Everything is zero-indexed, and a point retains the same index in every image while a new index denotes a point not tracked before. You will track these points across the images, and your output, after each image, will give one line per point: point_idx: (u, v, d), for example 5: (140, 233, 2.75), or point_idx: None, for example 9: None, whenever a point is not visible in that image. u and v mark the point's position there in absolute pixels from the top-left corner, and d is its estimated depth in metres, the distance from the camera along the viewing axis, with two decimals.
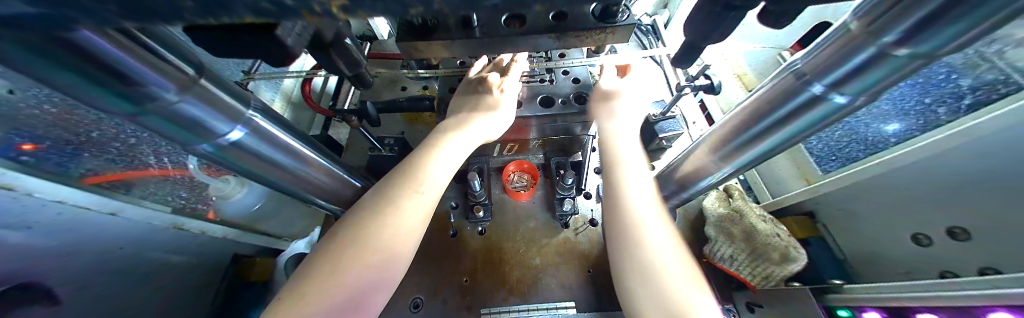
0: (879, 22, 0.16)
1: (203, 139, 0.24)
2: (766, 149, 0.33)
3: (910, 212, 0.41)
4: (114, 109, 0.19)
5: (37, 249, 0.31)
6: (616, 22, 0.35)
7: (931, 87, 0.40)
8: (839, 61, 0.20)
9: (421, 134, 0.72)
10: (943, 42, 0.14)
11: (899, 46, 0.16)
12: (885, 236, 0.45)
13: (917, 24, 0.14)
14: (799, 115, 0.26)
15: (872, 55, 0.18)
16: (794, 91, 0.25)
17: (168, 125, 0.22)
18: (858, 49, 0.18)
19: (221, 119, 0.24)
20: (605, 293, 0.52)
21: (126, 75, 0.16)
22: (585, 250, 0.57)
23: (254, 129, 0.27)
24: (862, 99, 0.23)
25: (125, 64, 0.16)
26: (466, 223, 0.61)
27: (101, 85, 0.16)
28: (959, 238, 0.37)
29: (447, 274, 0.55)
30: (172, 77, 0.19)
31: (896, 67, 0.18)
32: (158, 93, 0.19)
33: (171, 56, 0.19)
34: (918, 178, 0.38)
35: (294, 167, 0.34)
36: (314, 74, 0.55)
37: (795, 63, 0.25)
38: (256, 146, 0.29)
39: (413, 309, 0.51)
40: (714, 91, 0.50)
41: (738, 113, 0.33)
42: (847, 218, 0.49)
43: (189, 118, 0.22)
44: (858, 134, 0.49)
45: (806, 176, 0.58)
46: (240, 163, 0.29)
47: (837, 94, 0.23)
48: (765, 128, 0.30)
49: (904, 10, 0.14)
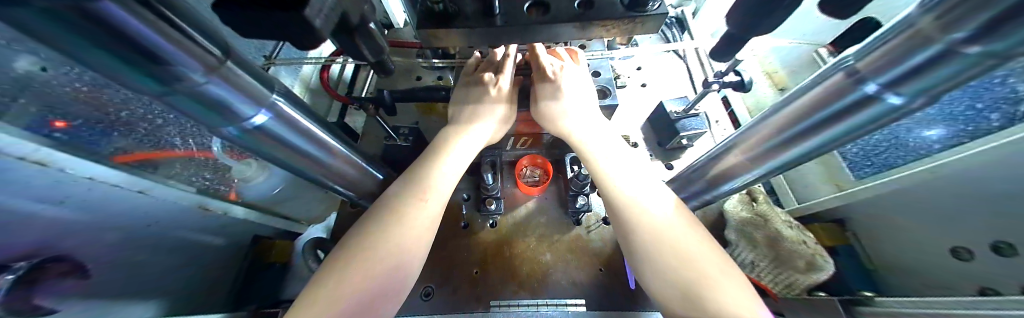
0: (947, 17, 0.14)
1: (229, 121, 0.24)
2: (812, 146, 0.30)
3: (954, 224, 0.38)
4: (145, 89, 0.19)
5: (70, 223, 0.32)
6: (646, 12, 0.33)
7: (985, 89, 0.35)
8: (897, 59, 0.18)
9: (435, 124, 0.72)
10: (1014, 44, 0.12)
11: (969, 45, 0.14)
12: (920, 248, 0.42)
13: (987, 25, 0.12)
14: (847, 115, 0.24)
15: (936, 54, 0.16)
16: (844, 89, 0.23)
17: (196, 107, 0.22)
18: (920, 47, 0.16)
19: (246, 103, 0.24)
20: (617, 292, 0.51)
21: (154, 55, 0.16)
22: (598, 248, 0.56)
23: (277, 114, 0.27)
24: (922, 100, 0.20)
25: (154, 44, 0.16)
26: (477, 216, 0.61)
27: (130, 64, 0.16)
28: (1005, 254, 0.34)
29: (459, 266, 0.56)
30: (199, 57, 0.19)
31: (962, 69, 0.16)
32: (186, 73, 0.19)
33: (199, 37, 0.19)
34: (973, 190, 0.35)
35: (317, 154, 0.34)
36: (331, 61, 0.55)
37: (847, 58, 0.23)
38: (280, 131, 0.29)
39: (424, 298, 0.52)
40: (744, 88, 0.47)
41: (778, 111, 0.31)
42: (882, 227, 0.46)
43: (216, 100, 0.22)
44: (897, 138, 0.44)
45: (836, 180, 0.54)
46: (262, 148, 0.30)
47: (892, 94, 0.20)
48: (807, 128, 0.28)
49: (968, 10, 0.13)
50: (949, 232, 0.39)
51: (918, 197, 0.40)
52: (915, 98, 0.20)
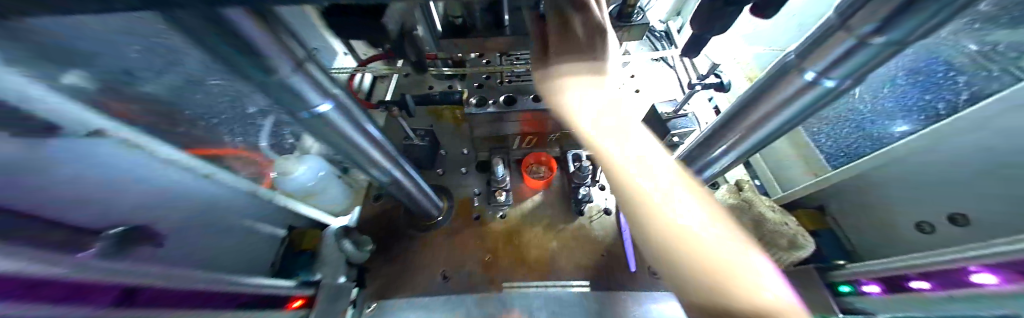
0: (856, 16, 0.19)
1: (302, 108, 0.29)
2: (778, 126, 0.34)
3: (927, 202, 0.42)
4: (250, 75, 0.24)
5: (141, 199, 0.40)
6: (631, 22, 0.40)
7: (930, 83, 0.42)
8: (824, 52, 0.24)
9: (447, 129, 0.79)
10: (905, 32, 0.18)
11: (873, 37, 0.19)
12: (891, 227, 0.47)
13: (885, 16, 0.17)
14: (796, 98, 0.29)
15: (854, 44, 0.21)
16: (794, 78, 0.28)
17: (280, 94, 0.26)
18: (842, 39, 0.21)
19: (315, 93, 0.28)
20: (618, 275, 0.56)
21: (254, 45, 0.20)
22: (599, 237, 0.61)
23: (338, 104, 0.31)
24: (848, 82, 0.25)
25: (254, 38, 0.20)
26: (487, 208, 0.66)
27: (247, 55, 0.21)
28: (959, 224, 0.39)
29: (472, 252, 0.61)
30: (285, 52, 0.23)
31: (875, 53, 0.21)
32: (277, 66, 0.23)
33: (283, 32, 0.22)
34: (954, 169, 0.38)
35: (360, 142, 0.38)
36: (358, 70, 0.63)
37: (794, 51, 0.28)
38: (337, 118, 0.32)
39: (442, 279, 0.57)
40: (724, 89, 0.54)
41: (746, 97, 0.35)
42: (859, 209, 0.51)
43: (294, 90, 0.26)
44: (864, 129, 0.51)
45: (813, 170, 0.58)
46: (322, 133, 0.34)
47: (825, 78, 0.25)
48: (772, 112, 0.33)
49: (871, 8, 0.18)
50: (919, 210, 0.43)
51: (893, 177, 0.45)
52: (844, 80, 0.25)
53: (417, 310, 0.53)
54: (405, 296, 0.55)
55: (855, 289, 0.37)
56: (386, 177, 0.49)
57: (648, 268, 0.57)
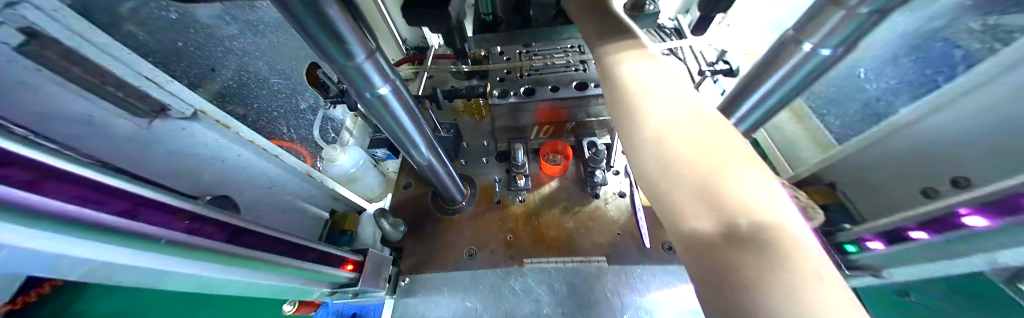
0: None
1: (368, 89, 0.34)
2: (780, 98, 0.38)
3: (922, 168, 0.51)
4: (335, 61, 0.29)
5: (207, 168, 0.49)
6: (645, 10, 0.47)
7: (931, 61, 0.47)
8: (819, 25, 0.28)
9: (468, 123, 0.86)
10: None
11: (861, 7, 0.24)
12: (900, 194, 0.54)
13: None
14: (794, 68, 0.33)
15: (844, 14, 0.26)
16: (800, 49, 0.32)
17: (355, 77, 0.32)
18: (834, 12, 0.27)
19: (378, 77, 0.33)
20: (634, 250, 0.59)
21: (344, 35, 0.26)
22: (614, 217, 0.64)
23: (392, 90, 0.37)
24: (841, 50, 0.29)
25: (344, 29, 0.25)
26: (508, 193, 0.71)
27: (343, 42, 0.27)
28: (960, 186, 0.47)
29: (494, 232, 0.65)
30: (364, 43, 0.28)
31: (862, 22, 0.26)
32: (356, 53, 0.28)
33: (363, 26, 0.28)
34: None
35: (405, 126, 0.44)
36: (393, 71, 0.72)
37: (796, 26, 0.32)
38: (393, 102, 0.38)
39: (469, 257, 0.61)
40: (733, 74, 0.58)
41: (751, 71, 0.39)
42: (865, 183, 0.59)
43: (364, 74, 0.31)
44: (870, 107, 0.55)
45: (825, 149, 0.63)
46: (379, 114, 0.40)
47: (822, 48, 0.29)
48: (773, 85, 0.36)
49: None
50: (932, 172, 0.50)
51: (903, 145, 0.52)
52: (836, 48, 0.29)
53: (448, 283, 0.58)
54: (436, 270, 0.60)
55: (860, 247, 0.40)
56: (424, 158, 0.54)
57: (663, 245, 0.60)
